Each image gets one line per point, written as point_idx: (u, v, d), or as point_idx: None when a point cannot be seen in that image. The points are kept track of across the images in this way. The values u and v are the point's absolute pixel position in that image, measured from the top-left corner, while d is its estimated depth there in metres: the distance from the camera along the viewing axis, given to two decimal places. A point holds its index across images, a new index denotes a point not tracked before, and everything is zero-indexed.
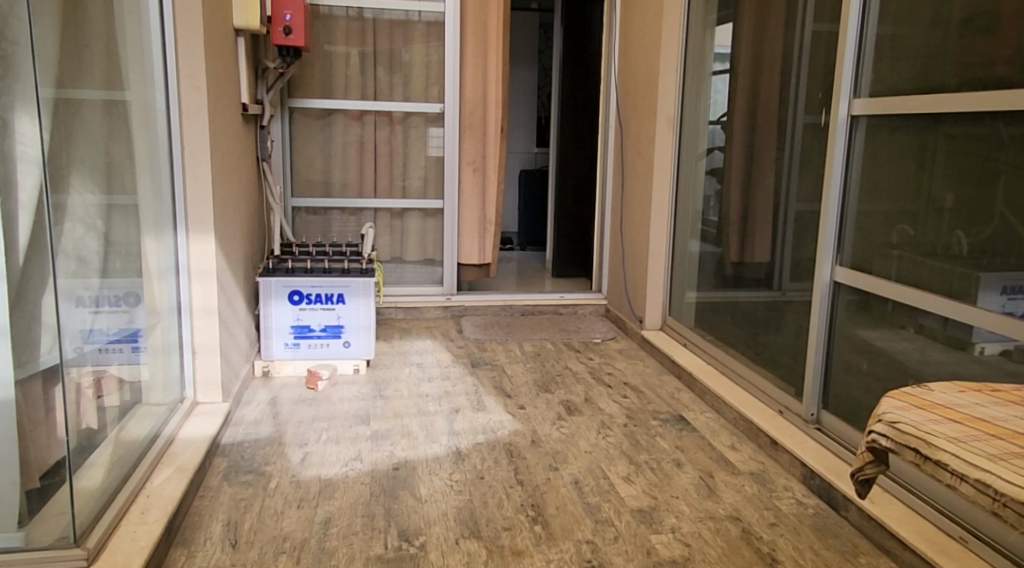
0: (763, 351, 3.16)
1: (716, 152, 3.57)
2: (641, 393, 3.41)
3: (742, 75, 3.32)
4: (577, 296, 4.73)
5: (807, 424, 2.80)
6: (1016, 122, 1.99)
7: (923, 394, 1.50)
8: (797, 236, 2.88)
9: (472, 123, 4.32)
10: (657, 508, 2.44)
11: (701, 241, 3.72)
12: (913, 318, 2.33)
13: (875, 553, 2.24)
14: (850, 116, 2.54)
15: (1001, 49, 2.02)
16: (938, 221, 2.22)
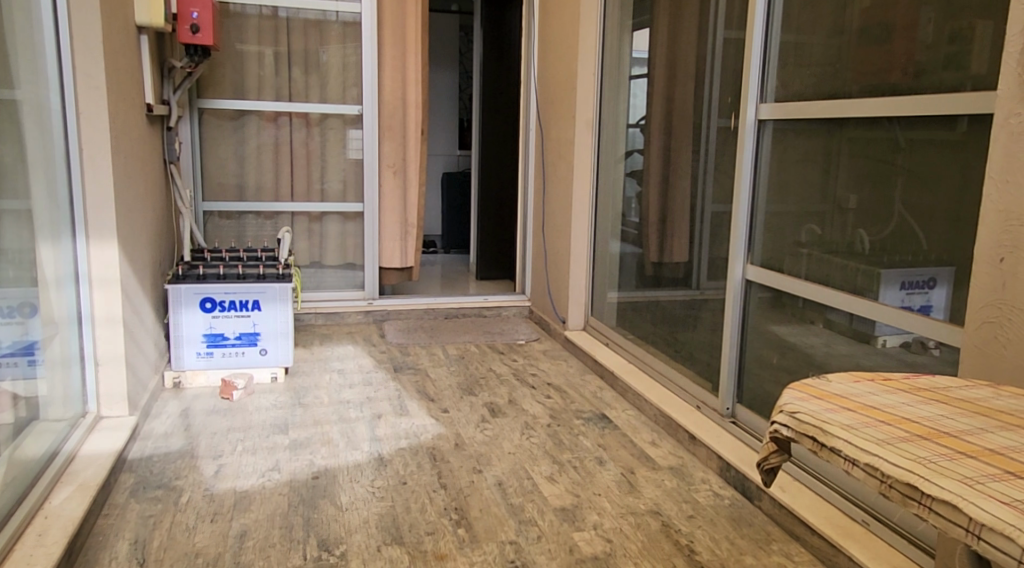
0: (682, 349, 3.22)
1: (634, 155, 3.63)
2: (565, 393, 3.44)
3: (658, 78, 3.39)
4: (499, 298, 4.74)
5: (723, 418, 2.87)
6: (911, 126, 2.06)
7: (821, 384, 1.38)
8: (713, 236, 2.95)
9: (391, 125, 4.31)
10: (579, 506, 2.46)
11: (622, 242, 3.77)
12: (822, 313, 2.41)
13: (786, 540, 2.31)
14: (759, 120, 2.65)
15: (897, 56, 2.10)
16: (842, 221, 2.30)
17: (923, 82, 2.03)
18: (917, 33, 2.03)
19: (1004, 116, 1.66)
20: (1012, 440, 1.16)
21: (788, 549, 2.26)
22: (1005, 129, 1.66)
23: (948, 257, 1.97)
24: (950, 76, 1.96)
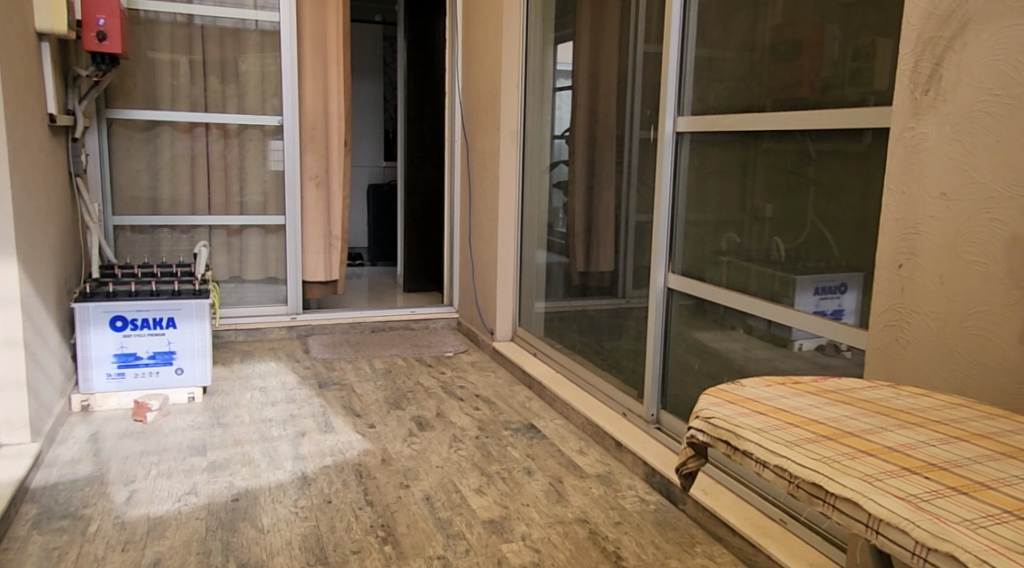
0: (608, 357, 3.26)
1: (559, 165, 3.66)
2: (493, 404, 3.44)
3: (580, 90, 3.43)
4: (426, 310, 4.71)
5: (648, 424, 2.91)
6: (821, 138, 2.13)
7: (735, 389, 1.39)
8: (637, 245, 3.00)
9: (314, 136, 4.27)
10: (508, 517, 2.46)
11: (548, 252, 3.80)
12: (743, 321, 2.47)
13: (709, 541, 2.35)
14: (676, 132, 2.71)
15: (806, 71, 2.17)
16: (759, 229, 2.36)
17: (830, 96, 2.10)
18: (824, 50, 2.11)
19: (900, 129, 1.73)
20: (910, 438, 1.18)
21: (711, 551, 2.30)
22: (902, 142, 1.73)
23: (855, 263, 2.04)
24: (855, 91, 2.03)
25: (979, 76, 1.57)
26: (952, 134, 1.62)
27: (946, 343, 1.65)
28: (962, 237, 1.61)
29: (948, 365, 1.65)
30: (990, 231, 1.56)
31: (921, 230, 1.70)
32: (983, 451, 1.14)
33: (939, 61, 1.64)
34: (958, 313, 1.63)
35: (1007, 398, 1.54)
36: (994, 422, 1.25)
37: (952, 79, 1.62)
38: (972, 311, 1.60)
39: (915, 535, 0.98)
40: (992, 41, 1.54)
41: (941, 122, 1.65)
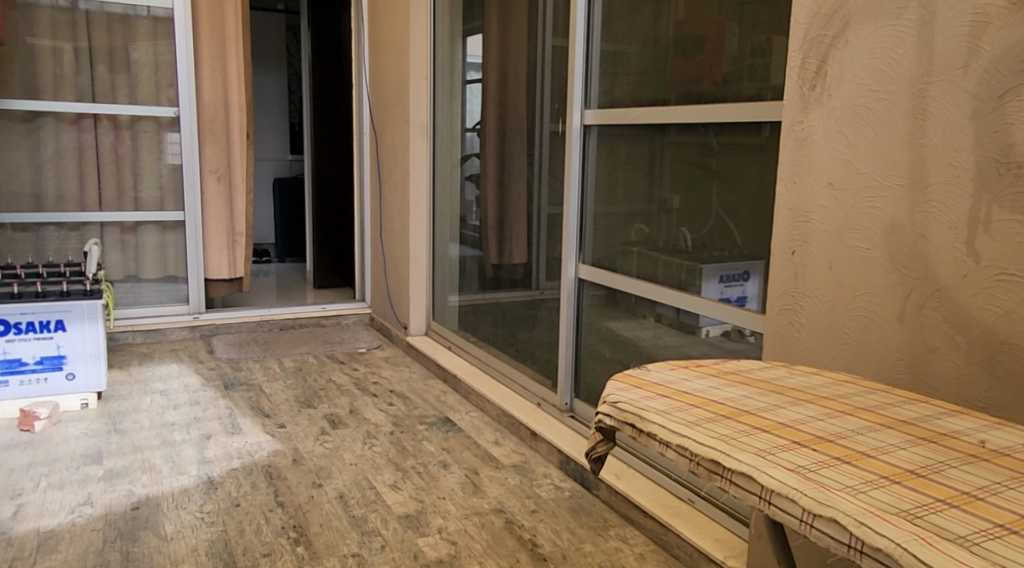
0: (522, 349, 3.27)
1: (471, 159, 3.65)
2: (407, 399, 3.40)
3: (489, 83, 3.42)
4: (337, 306, 4.64)
5: (562, 413, 2.94)
6: (723, 131, 2.17)
7: (641, 374, 1.41)
8: (549, 237, 3.01)
9: (213, 128, 4.13)
10: (424, 511, 2.44)
11: (461, 245, 3.79)
12: (652, 309, 2.51)
13: (622, 524, 2.39)
14: (584, 124, 2.74)
15: (707, 66, 2.22)
16: (667, 219, 2.40)
17: (730, 90, 2.15)
18: (723, 45, 2.15)
19: (791, 123, 1.79)
20: (802, 414, 1.21)
21: (623, 533, 2.33)
22: (793, 135, 1.79)
23: (755, 250, 2.09)
24: (754, 86, 2.07)
25: (861, 72, 1.63)
26: (838, 127, 1.68)
27: (836, 326, 1.71)
28: (848, 225, 1.67)
29: (839, 346, 1.70)
30: (872, 218, 1.62)
31: (811, 219, 1.75)
32: (868, 423, 1.18)
33: (824, 58, 1.70)
34: (846, 296, 1.68)
35: (892, 374, 1.60)
36: (879, 397, 1.30)
37: (836, 75, 1.68)
38: (858, 293, 1.66)
39: (802, 503, 0.97)
40: (871, 38, 1.60)
41: (828, 115, 1.70)
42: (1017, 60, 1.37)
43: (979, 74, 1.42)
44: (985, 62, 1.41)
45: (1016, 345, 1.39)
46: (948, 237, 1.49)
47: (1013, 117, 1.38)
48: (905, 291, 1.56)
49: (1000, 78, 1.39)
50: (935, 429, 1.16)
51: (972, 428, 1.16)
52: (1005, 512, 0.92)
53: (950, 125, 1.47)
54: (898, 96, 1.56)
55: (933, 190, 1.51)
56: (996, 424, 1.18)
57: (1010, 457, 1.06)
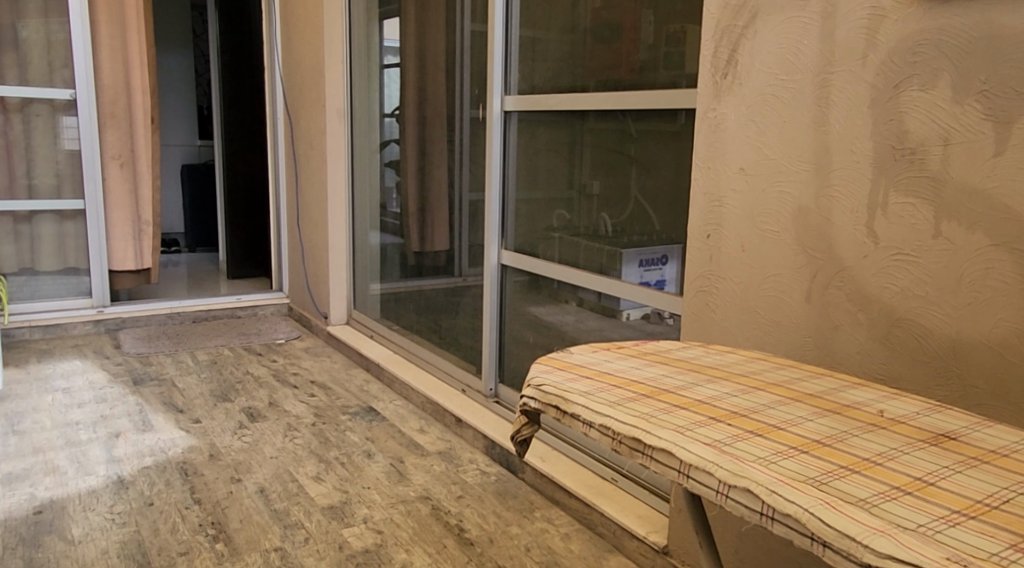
0: (446, 336, 3.29)
1: (390, 145, 3.63)
2: (329, 389, 3.38)
3: (407, 68, 3.41)
4: (253, 297, 4.57)
5: (487, 399, 2.98)
6: (641, 118, 2.23)
7: (564, 357, 1.45)
8: (471, 224, 3.03)
9: (113, 112, 4.01)
10: (348, 502, 2.44)
11: (382, 233, 3.79)
12: (574, 294, 2.56)
13: (547, 505, 2.44)
14: (504, 111, 2.77)
15: (624, 54, 2.27)
16: (587, 205, 2.45)
17: (647, 78, 2.20)
18: (640, 34, 2.20)
19: (704, 110, 1.85)
20: (717, 391, 1.27)
21: (549, 514, 2.39)
22: (706, 122, 1.85)
23: (672, 234, 2.16)
24: (669, 74, 2.13)
25: (769, 62, 1.70)
26: (748, 115, 1.75)
27: (748, 306, 1.79)
28: (759, 209, 1.75)
29: (752, 325, 1.78)
30: (781, 202, 1.70)
31: (724, 204, 1.83)
32: (779, 398, 1.24)
33: (735, 48, 1.76)
34: (757, 277, 1.76)
35: (800, 351, 1.69)
36: (788, 372, 1.38)
37: (746, 64, 1.74)
38: (769, 275, 1.74)
39: (718, 475, 1.01)
40: (778, 29, 1.67)
41: (739, 103, 1.77)
42: (910, 52, 1.45)
43: (877, 64, 1.50)
44: (882, 53, 1.50)
45: (912, 321, 1.49)
46: (849, 219, 1.57)
47: (907, 105, 1.46)
48: (812, 271, 1.65)
49: (895, 68, 1.48)
50: (839, 400, 1.23)
51: (871, 399, 1.24)
52: (901, 475, 0.99)
53: (851, 113, 1.55)
54: (804, 85, 1.63)
55: (836, 175, 1.59)
56: (893, 395, 1.26)
57: (906, 424, 1.13)
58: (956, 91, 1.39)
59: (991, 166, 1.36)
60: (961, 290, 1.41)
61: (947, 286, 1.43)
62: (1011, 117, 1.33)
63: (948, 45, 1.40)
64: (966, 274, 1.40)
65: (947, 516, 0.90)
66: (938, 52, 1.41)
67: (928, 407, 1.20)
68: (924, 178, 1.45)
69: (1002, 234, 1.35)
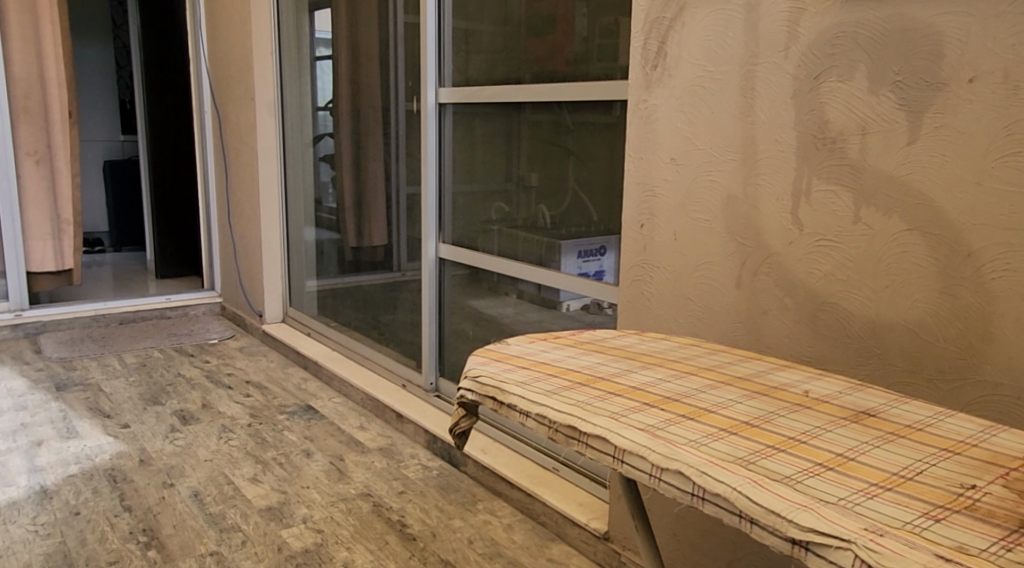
0: (385, 331, 3.28)
1: (324, 139, 3.60)
2: (265, 389, 3.34)
3: (340, 61, 3.38)
4: (184, 297, 4.47)
5: (427, 394, 2.97)
6: (577, 110, 2.24)
7: (501, 348, 1.46)
8: (408, 218, 3.02)
9: (27, 106, 3.86)
10: (286, 502, 2.41)
11: (318, 229, 3.75)
12: (515, 286, 2.58)
13: (490, 498, 2.45)
14: (438, 103, 2.76)
15: (558, 47, 2.28)
16: (525, 197, 2.47)
17: (582, 70, 2.21)
18: (574, 26, 2.22)
19: (636, 101, 1.88)
20: (651, 377, 1.30)
21: (492, 506, 2.40)
22: (638, 113, 1.88)
23: (608, 225, 2.18)
24: (602, 66, 2.15)
25: (697, 54, 1.73)
26: (678, 106, 1.78)
27: (682, 293, 1.83)
28: (690, 198, 1.78)
29: (685, 312, 1.82)
30: (711, 192, 1.74)
31: (657, 194, 1.86)
32: (710, 382, 1.27)
33: (664, 40, 1.80)
34: (690, 265, 1.80)
35: (731, 337, 1.73)
36: (720, 357, 1.41)
37: (675, 56, 1.78)
38: (701, 263, 1.78)
39: (651, 459, 1.03)
40: (705, 22, 1.71)
41: (668, 94, 1.80)
42: (829, 44, 1.50)
43: (798, 56, 1.55)
44: (803, 45, 1.54)
45: (834, 303, 1.54)
46: (776, 206, 1.62)
47: (828, 96, 1.51)
48: (742, 258, 1.69)
49: (816, 59, 1.52)
50: (767, 382, 1.27)
51: (798, 379, 1.29)
52: (824, 452, 1.03)
53: (775, 103, 1.60)
54: (730, 76, 1.67)
55: (763, 163, 1.63)
56: (819, 375, 1.30)
57: (830, 403, 1.18)
58: (872, 82, 1.44)
59: (905, 153, 1.41)
60: (880, 273, 1.47)
61: (867, 271, 1.48)
62: (922, 106, 1.38)
63: (865, 37, 1.45)
64: (884, 259, 1.46)
65: (865, 489, 0.94)
66: (855, 44, 1.46)
67: (851, 386, 1.25)
68: (844, 166, 1.50)
69: (916, 219, 1.41)
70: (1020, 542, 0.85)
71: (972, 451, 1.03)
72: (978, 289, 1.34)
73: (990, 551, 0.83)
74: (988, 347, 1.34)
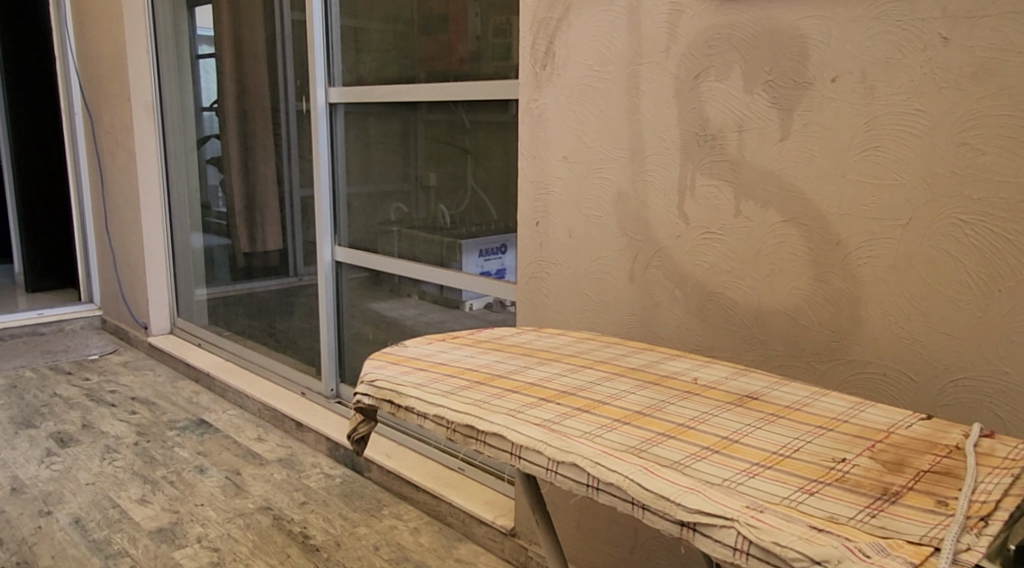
0: (282, 339, 3.22)
1: (211, 141, 3.50)
2: (153, 405, 3.22)
3: (224, 61, 3.29)
4: (58, 312, 4.26)
5: (328, 400, 2.94)
6: (474, 109, 2.25)
7: (398, 351, 1.46)
8: (303, 220, 2.97)
9: None
10: (179, 522, 2.34)
11: (206, 235, 3.66)
12: (416, 287, 2.57)
13: (395, 502, 2.45)
14: (329, 104, 2.73)
15: (451, 46, 2.29)
16: (424, 198, 2.47)
17: (478, 68, 2.22)
18: (466, 26, 2.23)
19: (527, 101, 1.91)
20: (547, 372, 1.33)
21: (398, 511, 2.39)
22: (529, 113, 1.91)
23: (506, 223, 2.21)
24: (494, 65, 2.17)
25: (584, 54, 1.77)
26: (567, 105, 1.82)
27: (578, 287, 1.87)
28: (582, 196, 1.83)
29: (581, 307, 1.87)
30: (601, 188, 1.79)
31: (550, 191, 1.90)
32: (604, 374, 1.31)
33: (551, 40, 1.83)
34: (584, 261, 1.85)
35: (625, 329, 1.79)
36: (614, 349, 1.46)
37: (562, 56, 1.82)
38: (595, 258, 1.82)
39: (547, 453, 1.06)
40: (590, 22, 1.75)
41: (558, 94, 1.84)
42: (706, 45, 1.56)
43: (678, 57, 1.61)
44: (682, 46, 1.60)
45: (720, 293, 1.61)
46: (663, 201, 1.67)
47: (706, 95, 1.57)
48: (633, 253, 1.74)
49: (695, 60, 1.58)
50: (659, 372, 1.32)
51: (688, 367, 1.34)
52: (711, 436, 1.07)
53: (659, 102, 1.65)
54: (616, 76, 1.72)
55: (650, 161, 1.68)
56: (707, 362, 1.36)
57: (716, 389, 1.23)
58: (746, 81, 1.51)
59: (778, 150, 1.49)
60: (760, 263, 1.54)
61: (749, 261, 1.55)
62: (791, 105, 1.46)
63: (738, 39, 1.51)
64: (764, 248, 1.53)
65: (748, 468, 0.99)
66: (730, 45, 1.53)
67: (735, 371, 1.31)
68: (724, 162, 1.57)
69: (790, 211, 1.49)
70: (883, 508, 0.91)
71: (843, 426, 1.10)
72: (846, 275, 1.43)
73: (857, 519, 0.90)
74: (857, 329, 1.43)
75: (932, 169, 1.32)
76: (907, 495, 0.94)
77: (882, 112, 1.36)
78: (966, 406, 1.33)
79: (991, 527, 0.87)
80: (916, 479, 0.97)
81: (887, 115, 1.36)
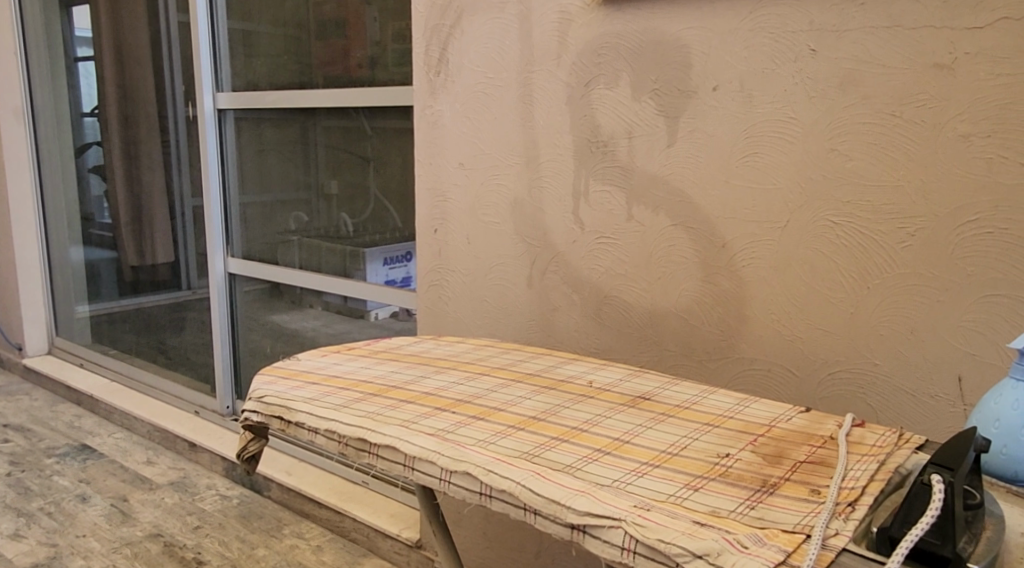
0: (176, 355, 3.11)
1: (93, 148, 3.40)
2: (29, 431, 3.04)
3: (104, 65, 3.17)
4: None
5: (225, 418, 2.85)
6: (374, 115, 2.22)
7: (289, 365, 1.42)
8: (195, 231, 2.87)
9: None
10: (58, 556, 2.22)
11: (87, 247, 3.52)
12: (319, 297, 2.52)
13: (295, 521, 2.39)
14: (216, 110, 2.63)
15: (348, 52, 2.26)
16: (326, 206, 2.45)
17: (376, 74, 2.19)
18: (363, 31, 2.20)
19: (422, 108, 1.90)
20: (444, 381, 1.32)
21: (299, 529, 2.34)
22: (424, 119, 1.90)
23: (409, 230, 2.20)
24: (391, 71, 2.15)
25: (477, 61, 1.78)
26: (462, 112, 1.82)
27: (478, 294, 1.87)
28: (479, 202, 1.83)
29: (482, 313, 1.87)
30: (498, 194, 1.79)
31: (448, 198, 1.89)
32: (501, 380, 1.31)
33: (445, 46, 1.83)
34: (482, 267, 1.85)
35: (525, 334, 1.80)
36: (512, 355, 1.46)
37: (456, 63, 1.82)
38: (493, 264, 1.83)
39: (440, 463, 1.05)
40: (482, 30, 1.75)
41: (453, 101, 1.84)
42: (595, 54, 1.59)
43: (569, 64, 1.63)
44: (573, 54, 1.62)
45: (615, 297, 1.63)
46: (558, 207, 1.69)
47: (597, 102, 1.60)
48: (530, 258, 1.76)
49: (585, 68, 1.61)
50: (555, 376, 1.33)
51: (584, 371, 1.36)
52: (602, 438, 1.09)
53: (552, 109, 1.67)
54: (508, 83, 1.73)
55: (545, 167, 1.70)
56: (602, 365, 1.38)
57: (610, 391, 1.25)
58: (634, 89, 1.55)
59: (665, 155, 1.52)
60: (652, 265, 1.57)
61: (640, 264, 1.59)
62: (677, 112, 1.50)
63: (625, 47, 1.55)
64: (655, 251, 1.56)
65: (636, 468, 1.01)
66: (617, 53, 1.56)
67: (630, 372, 1.33)
68: (615, 167, 1.59)
69: (678, 216, 1.52)
70: (763, 500, 0.95)
71: (728, 422, 1.13)
72: (732, 276, 1.48)
73: (738, 512, 0.92)
74: (742, 327, 1.48)
75: (807, 174, 1.38)
76: (783, 486, 0.97)
77: (760, 120, 1.41)
78: (843, 398, 1.40)
79: (858, 511, 0.91)
80: (793, 470, 1.01)
81: (765, 121, 1.41)
